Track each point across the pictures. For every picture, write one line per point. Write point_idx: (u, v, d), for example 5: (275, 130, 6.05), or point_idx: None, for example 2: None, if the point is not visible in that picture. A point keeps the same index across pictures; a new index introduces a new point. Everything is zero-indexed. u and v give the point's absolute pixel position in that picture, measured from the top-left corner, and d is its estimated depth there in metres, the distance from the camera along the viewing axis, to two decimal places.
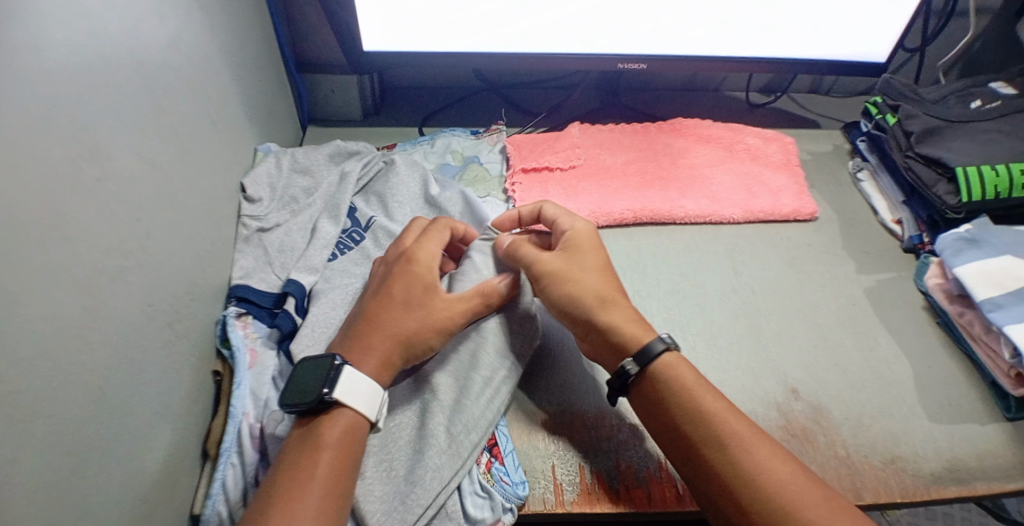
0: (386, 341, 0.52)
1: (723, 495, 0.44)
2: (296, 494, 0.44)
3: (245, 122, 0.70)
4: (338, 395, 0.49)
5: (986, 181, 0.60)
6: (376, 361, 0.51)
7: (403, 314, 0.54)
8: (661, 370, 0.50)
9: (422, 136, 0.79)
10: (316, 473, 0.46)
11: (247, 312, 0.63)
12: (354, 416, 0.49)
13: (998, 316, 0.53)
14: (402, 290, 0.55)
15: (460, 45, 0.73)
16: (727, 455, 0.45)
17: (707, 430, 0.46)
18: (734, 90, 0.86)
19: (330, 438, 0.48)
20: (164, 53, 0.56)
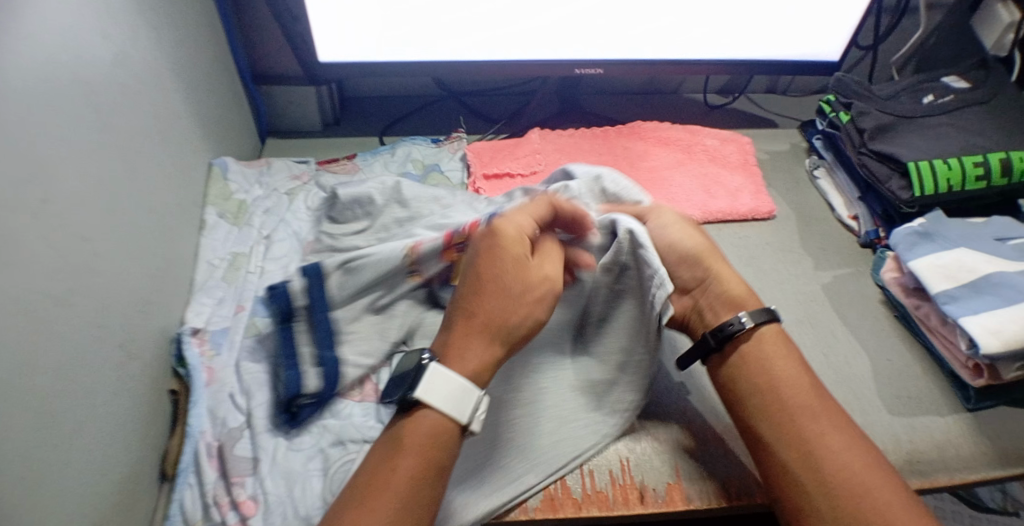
0: (480, 333, 0.46)
1: (800, 466, 0.44)
2: (374, 494, 0.41)
3: (198, 136, 0.69)
4: (419, 394, 0.44)
5: (937, 175, 0.61)
6: (478, 351, 0.46)
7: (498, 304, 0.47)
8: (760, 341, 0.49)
9: (382, 146, 0.78)
10: (400, 473, 0.42)
11: (203, 330, 0.61)
12: (441, 417, 0.44)
13: (953, 308, 0.54)
14: (505, 271, 0.47)
15: (417, 54, 0.73)
16: (807, 429, 0.45)
17: (788, 402, 0.46)
18: (692, 92, 0.86)
19: (414, 437, 0.44)
20: (110, 69, 0.55)
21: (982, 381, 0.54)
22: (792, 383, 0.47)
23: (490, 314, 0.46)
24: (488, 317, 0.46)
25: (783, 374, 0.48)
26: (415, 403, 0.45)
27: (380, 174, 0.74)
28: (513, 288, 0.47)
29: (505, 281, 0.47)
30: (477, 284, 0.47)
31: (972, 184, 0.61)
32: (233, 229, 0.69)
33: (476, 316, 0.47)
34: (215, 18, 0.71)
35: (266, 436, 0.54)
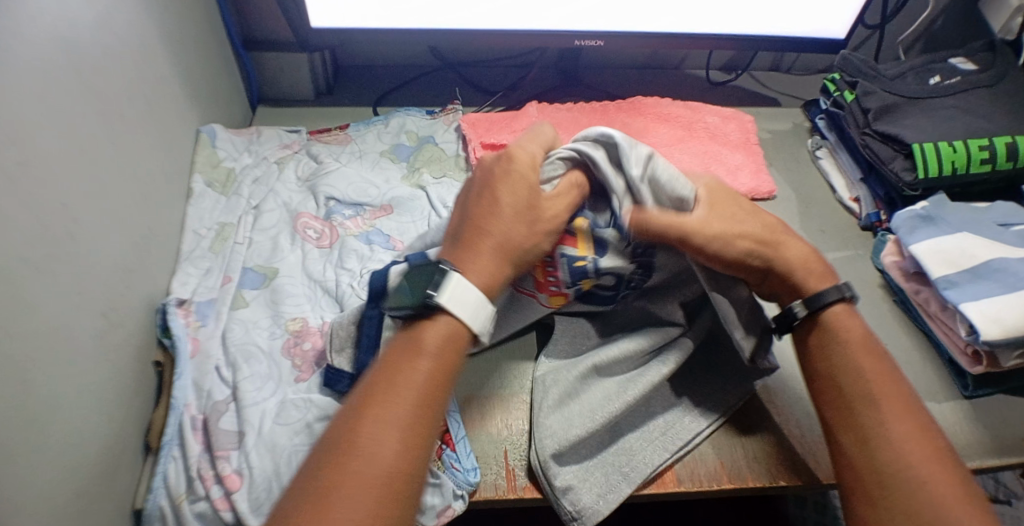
0: (495, 253, 0.45)
1: (859, 450, 0.44)
2: (376, 409, 0.39)
3: (184, 101, 0.66)
4: (444, 301, 0.43)
5: (943, 158, 0.59)
6: (481, 268, 0.44)
7: (513, 223, 0.46)
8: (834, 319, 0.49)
9: (376, 116, 0.77)
10: (412, 386, 0.41)
11: (188, 301, 0.59)
12: (455, 325, 0.43)
13: (953, 294, 0.53)
14: (505, 193, 0.47)
15: (413, 21, 0.70)
16: (877, 415, 0.45)
17: (866, 390, 0.46)
18: (694, 68, 0.84)
19: (431, 343, 0.42)
20: (93, 28, 0.53)
21: (981, 368, 0.54)
22: (873, 374, 0.47)
23: (499, 232, 0.46)
24: (499, 233, 0.46)
25: (861, 363, 0.47)
26: (433, 310, 0.43)
27: (373, 145, 0.73)
28: (523, 206, 0.46)
29: (512, 200, 0.47)
30: (481, 209, 0.47)
31: (977, 167, 0.60)
32: (221, 199, 0.67)
33: (484, 235, 0.46)
34: None
35: (251, 410, 0.52)
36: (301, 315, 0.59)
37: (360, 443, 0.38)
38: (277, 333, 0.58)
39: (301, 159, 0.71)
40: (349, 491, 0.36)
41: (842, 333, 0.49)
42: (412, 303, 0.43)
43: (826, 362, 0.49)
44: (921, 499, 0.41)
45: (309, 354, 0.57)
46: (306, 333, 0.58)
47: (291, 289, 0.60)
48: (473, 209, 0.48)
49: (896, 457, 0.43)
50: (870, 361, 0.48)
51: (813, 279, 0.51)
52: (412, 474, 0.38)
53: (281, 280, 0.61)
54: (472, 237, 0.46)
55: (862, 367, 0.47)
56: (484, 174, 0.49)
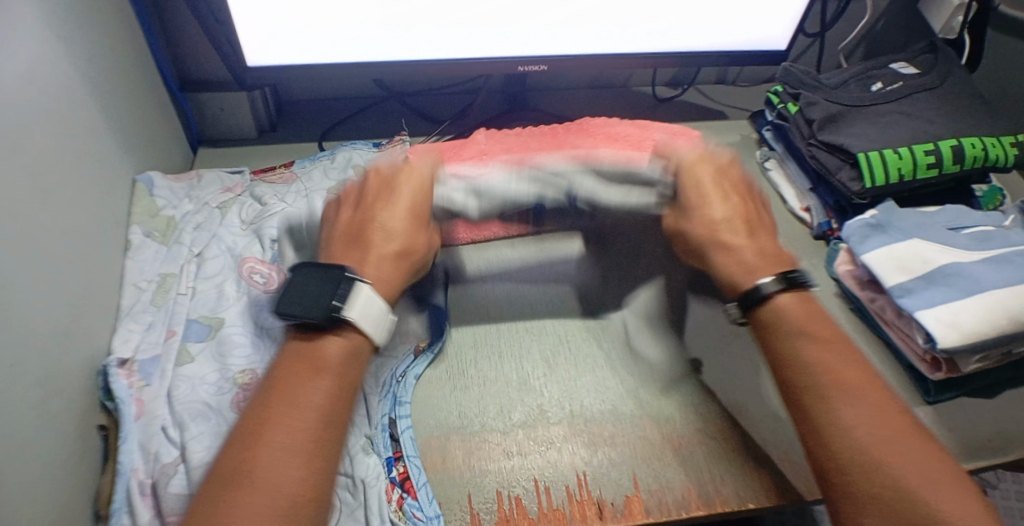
0: (395, 260, 0.50)
1: (818, 439, 0.44)
2: (275, 428, 0.40)
3: (120, 148, 0.63)
4: (350, 316, 0.45)
5: (889, 167, 0.59)
6: (388, 272, 0.50)
7: (412, 232, 0.52)
8: (777, 308, 0.50)
9: (322, 152, 0.75)
10: (309, 399, 0.42)
11: (131, 360, 0.56)
12: (356, 337, 0.46)
13: (909, 301, 0.53)
14: (395, 208, 0.52)
15: (355, 56, 0.69)
16: (827, 405, 0.45)
17: (814, 374, 0.46)
18: (640, 85, 0.84)
19: (330, 360, 0.44)
20: (20, 80, 0.50)
21: (940, 374, 0.54)
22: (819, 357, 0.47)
23: (388, 233, 0.51)
24: (386, 234, 0.51)
25: (805, 350, 0.47)
26: (339, 322, 0.45)
27: (320, 181, 0.71)
28: (406, 208, 0.53)
29: (397, 204, 0.53)
30: (370, 208, 0.52)
31: (924, 172, 0.59)
32: (162, 249, 0.64)
33: (374, 231, 0.51)
34: (133, 21, 0.66)
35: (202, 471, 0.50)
36: (250, 368, 0.57)
37: (261, 476, 0.39)
38: (226, 388, 0.55)
39: (245, 202, 0.69)
40: (247, 508, 0.37)
41: (786, 318, 0.49)
42: (314, 312, 0.44)
43: (773, 355, 0.49)
44: (882, 481, 0.41)
45: None
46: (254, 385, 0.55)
47: (240, 339, 0.58)
48: (361, 213, 0.53)
49: (848, 444, 0.43)
50: (813, 347, 0.47)
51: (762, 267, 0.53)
52: (318, 488, 0.40)
53: (227, 331, 0.58)
54: (365, 238, 0.51)
55: (804, 356, 0.47)
56: (367, 185, 0.55)
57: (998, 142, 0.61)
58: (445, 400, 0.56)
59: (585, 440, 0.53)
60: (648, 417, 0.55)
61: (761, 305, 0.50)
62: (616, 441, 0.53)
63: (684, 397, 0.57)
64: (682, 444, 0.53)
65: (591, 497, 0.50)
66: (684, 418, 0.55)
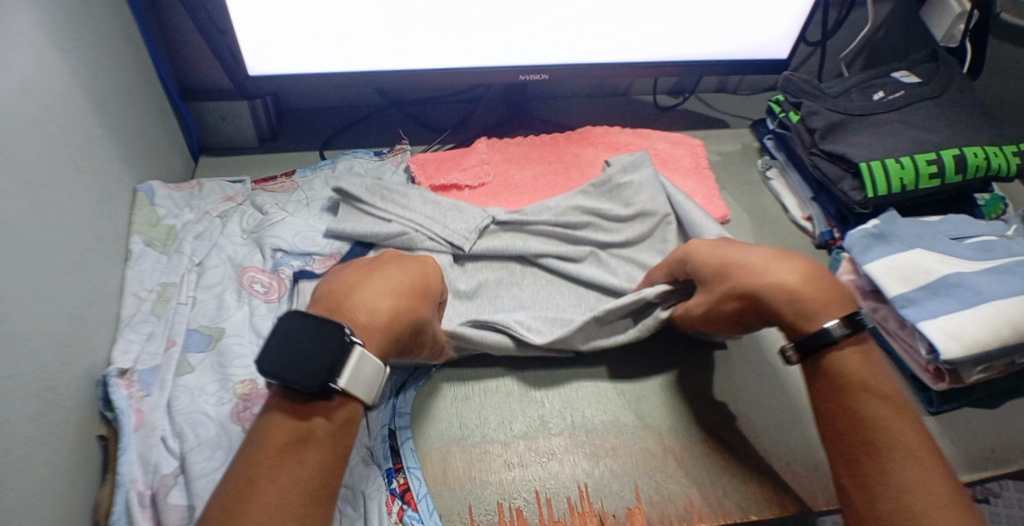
0: (387, 305, 0.46)
1: (864, 500, 0.41)
2: (262, 488, 0.37)
3: (120, 157, 0.63)
4: (343, 385, 0.40)
5: (891, 176, 0.59)
6: (379, 317, 0.45)
7: (401, 287, 0.48)
8: (835, 360, 0.46)
9: (323, 160, 0.75)
10: (301, 473, 0.38)
11: (131, 370, 0.56)
12: (350, 406, 0.41)
13: (911, 312, 0.53)
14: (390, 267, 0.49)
15: (356, 65, 0.69)
16: (882, 463, 0.41)
17: (866, 430, 0.43)
18: (641, 93, 0.84)
19: (317, 430, 0.40)
20: (18, 90, 0.50)
21: (944, 385, 0.54)
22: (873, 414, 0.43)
23: (380, 292, 0.46)
24: (378, 292, 0.46)
25: (866, 405, 0.44)
26: (330, 392, 0.40)
27: (321, 191, 0.71)
28: (404, 279, 0.48)
29: (395, 273, 0.48)
30: (366, 273, 0.48)
31: (926, 182, 0.59)
32: (162, 259, 0.64)
33: (368, 281, 0.47)
34: (134, 30, 0.66)
35: (200, 483, 0.50)
36: (250, 377, 0.56)
37: None
38: (225, 398, 0.55)
39: (245, 211, 0.69)
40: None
41: (844, 372, 0.45)
42: (307, 380, 0.39)
43: (828, 404, 0.45)
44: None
45: None
46: (255, 396, 0.55)
47: (239, 349, 0.58)
48: (351, 276, 0.48)
49: (904, 509, 0.39)
50: (874, 401, 0.44)
51: (806, 296, 0.47)
52: None
53: (227, 341, 0.58)
54: (355, 290, 0.46)
55: (864, 409, 0.44)
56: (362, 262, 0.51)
57: (1000, 151, 0.61)
58: (445, 411, 0.55)
59: (586, 452, 0.53)
60: (650, 425, 0.55)
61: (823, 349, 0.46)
62: (617, 452, 0.53)
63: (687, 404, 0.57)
64: (685, 456, 0.53)
65: (592, 509, 0.50)
66: (685, 426, 0.55)
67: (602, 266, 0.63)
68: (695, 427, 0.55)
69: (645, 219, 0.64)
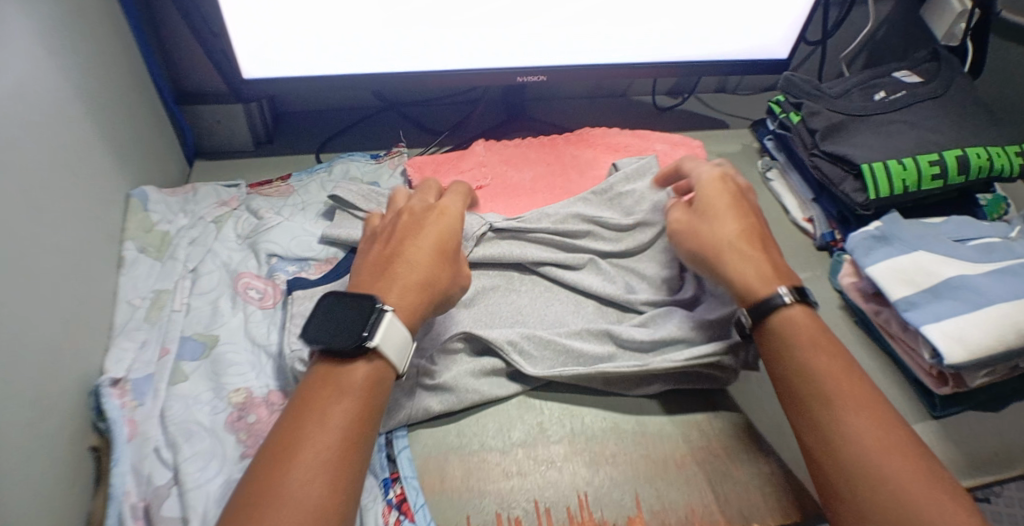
0: (412, 283, 0.49)
1: (821, 452, 0.44)
2: (296, 451, 0.41)
3: (114, 162, 0.63)
4: (377, 344, 0.45)
5: (892, 177, 0.58)
6: (400, 295, 0.48)
7: (430, 261, 0.50)
8: (784, 323, 0.49)
9: (319, 164, 0.75)
10: (326, 426, 0.42)
11: (124, 379, 0.55)
12: (380, 367, 0.45)
13: (915, 315, 0.52)
14: (423, 236, 0.52)
15: (352, 68, 0.69)
16: (835, 417, 0.44)
17: (818, 385, 0.46)
18: (640, 94, 0.83)
19: (351, 386, 0.44)
20: (12, 97, 0.49)
21: (948, 389, 0.53)
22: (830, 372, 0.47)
23: (410, 264, 0.50)
24: (409, 262, 0.50)
25: (818, 364, 0.47)
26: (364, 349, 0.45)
27: (317, 194, 0.71)
28: (432, 244, 0.51)
29: (424, 237, 0.52)
30: (397, 241, 0.52)
31: (929, 183, 0.58)
32: (157, 265, 0.63)
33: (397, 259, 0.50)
34: (128, 34, 0.66)
35: (195, 494, 0.49)
36: (245, 386, 0.55)
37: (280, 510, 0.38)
38: (220, 407, 0.54)
39: (240, 215, 0.68)
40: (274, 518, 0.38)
41: (794, 333, 0.49)
42: (344, 338, 0.44)
43: (782, 365, 0.48)
44: (888, 498, 0.41)
45: (255, 428, 0.53)
46: (250, 404, 0.54)
47: (234, 357, 0.57)
48: (388, 242, 0.52)
49: (858, 459, 0.42)
50: (825, 360, 0.47)
51: (753, 284, 0.52)
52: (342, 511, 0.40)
53: (221, 349, 0.57)
54: (389, 264, 0.50)
55: (814, 367, 0.47)
56: (396, 221, 0.54)
57: (1003, 151, 0.60)
58: (443, 421, 0.55)
59: (586, 459, 0.52)
60: (650, 433, 0.54)
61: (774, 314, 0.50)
62: (617, 459, 0.52)
63: (686, 412, 0.56)
64: (685, 463, 0.52)
65: (592, 518, 0.49)
66: (686, 433, 0.54)
67: (601, 275, 0.62)
68: (696, 435, 0.54)
69: (645, 228, 0.62)
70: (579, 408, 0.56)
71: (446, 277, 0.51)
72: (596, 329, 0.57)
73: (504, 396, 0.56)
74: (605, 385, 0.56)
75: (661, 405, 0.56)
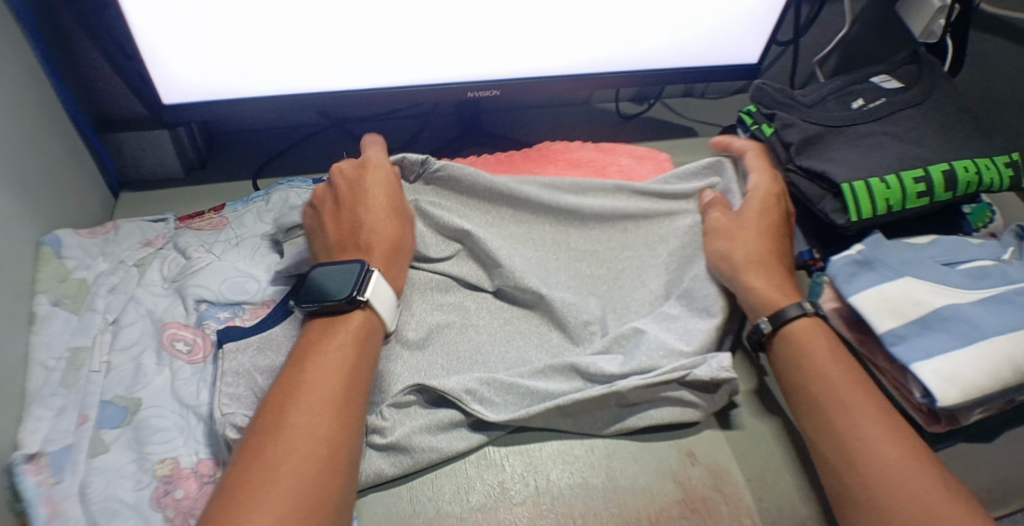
0: (386, 246, 0.53)
1: (840, 454, 0.44)
2: (303, 389, 0.43)
3: (22, 205, 0.56)
4: (367, 298, 0.48)
5: (876, 196, 0.53)
6: (383, 263, 0.52)
7: (392, 222, 0.55)
8: (801, 332, 0.50)
9: (256, 192, 0.68)
10: (329, 371, 0.44)
11: (39, 454, 0.49)
12: (365, 324, 0.48)
13: (903, 350, 0.48)
14: (373, 200, 0.56)
15: (289, 88, 0.62)
16: (851, 418, 0.44)
17: (830, 387, 0.46)
18: (603, 101, 0.78)
19: (345, 338, 0.47)
20: None
21: (939, 427, 0.49)
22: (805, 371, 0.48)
23: (374, 229, 0.54)
24: (373, 227, 0.54)
25: (829, 364, 0.48)
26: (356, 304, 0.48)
27: (253, 226, 0.64)
28: (386, 206, 0.55)
29: (375, 201, 0.56)
30: (351, 213, 0.55)
31: (914, 201, 0.54)
32: (73, 318, 0.56)
33: (361, 230, 0.54)
34: (36, 58, 0.59)
35: None
36: (171, 456, 0.50)
37: (284, 440, 0.40)
38: (144, 482, 0.49)
39: (167, 255, 0.62)
40: (288, 467, 0.39)
41: (807, 341, 0.50)
42: (336, 295, 0.47)
43: (798, 370, 0.49)
44: (897, 486, 0.41)
45: (183, 504, 0.48)
46: (177, 477, 0.49)
47: (159, 422, 0.51)
48: (342, 214, 0.55)
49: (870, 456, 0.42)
50: (832, 360, 0.48)
51: (776, 299, 0.52)
52: (342, 453, 0.41)
53: (145, 414, 0.52)
54: (355, 236, 0.54)
55: (825, 369, 0.47)
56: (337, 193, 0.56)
57: (992, 163, 0.56)
58: (395, 485, 0.50)
59: (552, 521, 0.48)
60: (622, 487, 0.50)
61: (790, 322, 0.51)
62: (587, 519, 0.48)
63: (657, 460, 0.51)
64: (661, 520, 0.48)
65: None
66: (660, 485, 0.50)
67: (591, 260, 0.60)
68: (671, 486, 0.50)
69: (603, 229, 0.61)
70: (545, 460, 0.51)
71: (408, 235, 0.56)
72: (560, 365, 0.52)
73: (462, 452, 0.51)
74: (576, 426, 0.53)
75: (631, 453, 0.52)
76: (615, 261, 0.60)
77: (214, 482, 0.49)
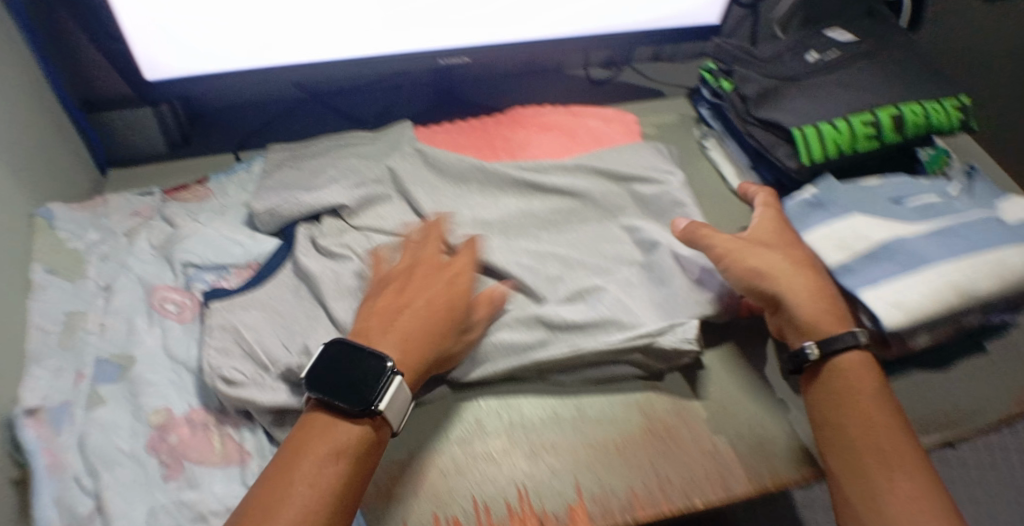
0: (418, 342, 0.48)
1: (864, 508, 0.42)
2: (283, 496, 0.40)
3: (16, 180, 0.59)
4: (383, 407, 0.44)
5: (825, 140, 0.56)
6: (404, 355, 0.47)
7: (436, 322, 0.50)
8: (846, 367, 0.48)
9: (238, 164, 0.72)
10: (313, 484, 0.41)
11: (39, 409, 0.51)
12: (366, 434, 0.44)
13: (853, 282, 0.51)
14: (434, 295, 0.51)
15: (266, 62, 0.65)
16: (886, 474, 0.43)
17: (870, 436, 0.45)
18: (572, 68, 0.81)
19: (336, 445, 0.43)
20: None
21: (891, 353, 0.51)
22: (848, 411, 0.46)
23: (414, 318, 0.49)
24: (413, 317, 0.49)
25: (874, 413, 0.45)
26: (370, 412, 0.44)
27: (236, 195, 0.68)
28: (442, 307, 0.50)
29: (436, 298, 0.51)
30: (408, 295, 0.51)
31: (863, 143, 0.57)
32: (68, 286, 0.59)
33: (402, 315, 0.49)
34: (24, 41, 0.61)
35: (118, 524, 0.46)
36: (165, 406, 0.53)
37: None
38: (140, 430, 0.52)
39: (154, 226, 0.64)
40: None
41: (852, 382, 0.47)
42: (352, 397, 0.44)
43: (835, 408, 0.47)
44: None
45: (177, 449, 0.51)
46: (171, 426, 0.52)
47: (152, 377, 0.54)
48: (397, 295, 0.51)
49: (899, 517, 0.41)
50: (875, 410, 0.46)
51: (821, 319, 0.49)
52: None
53: (139, 370, 0.54)
54: (392, 317, 0.49)
55: (867, 416, 0.45)
56: (410, 274, 0.53)
57: (941, 106, 0.59)
58: None
59: (524, 450, 0.51)
60: (590, 416, 0.53)
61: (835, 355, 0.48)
62: (557, 448, 0.51)
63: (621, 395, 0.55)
64: (626, 446, 0.51)
65: (532, 510, 0.47)
66: (625, 415, 0.53)
67: (551, 229, 0.62)
68: (636, 416, 0.53)
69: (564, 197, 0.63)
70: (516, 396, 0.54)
71: (451, 346, 0.50)
72: (526, 316, 0.53)
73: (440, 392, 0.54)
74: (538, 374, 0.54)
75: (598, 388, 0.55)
76: (574, 221, 0.63)
77: (207, 428, 0.53)
